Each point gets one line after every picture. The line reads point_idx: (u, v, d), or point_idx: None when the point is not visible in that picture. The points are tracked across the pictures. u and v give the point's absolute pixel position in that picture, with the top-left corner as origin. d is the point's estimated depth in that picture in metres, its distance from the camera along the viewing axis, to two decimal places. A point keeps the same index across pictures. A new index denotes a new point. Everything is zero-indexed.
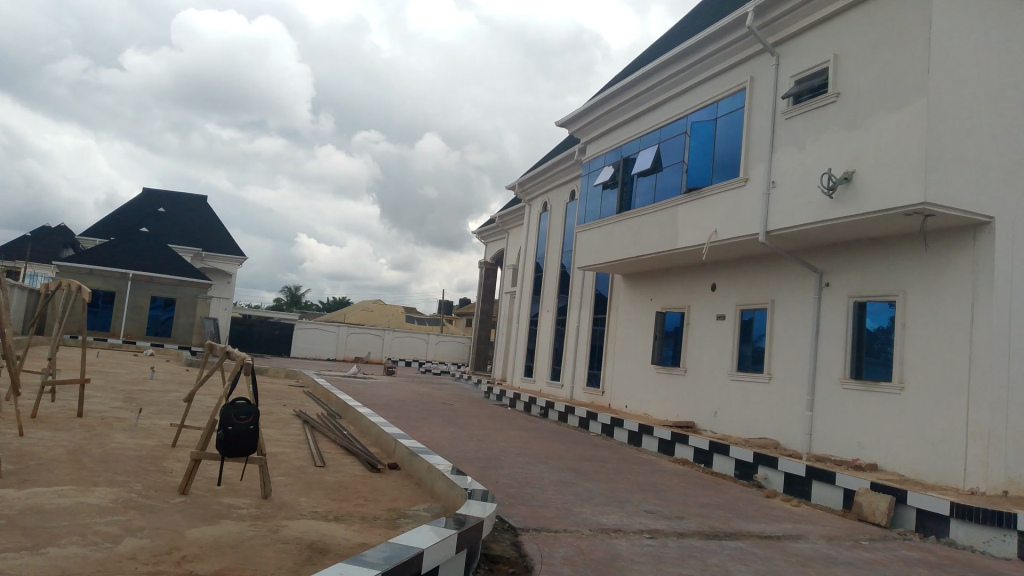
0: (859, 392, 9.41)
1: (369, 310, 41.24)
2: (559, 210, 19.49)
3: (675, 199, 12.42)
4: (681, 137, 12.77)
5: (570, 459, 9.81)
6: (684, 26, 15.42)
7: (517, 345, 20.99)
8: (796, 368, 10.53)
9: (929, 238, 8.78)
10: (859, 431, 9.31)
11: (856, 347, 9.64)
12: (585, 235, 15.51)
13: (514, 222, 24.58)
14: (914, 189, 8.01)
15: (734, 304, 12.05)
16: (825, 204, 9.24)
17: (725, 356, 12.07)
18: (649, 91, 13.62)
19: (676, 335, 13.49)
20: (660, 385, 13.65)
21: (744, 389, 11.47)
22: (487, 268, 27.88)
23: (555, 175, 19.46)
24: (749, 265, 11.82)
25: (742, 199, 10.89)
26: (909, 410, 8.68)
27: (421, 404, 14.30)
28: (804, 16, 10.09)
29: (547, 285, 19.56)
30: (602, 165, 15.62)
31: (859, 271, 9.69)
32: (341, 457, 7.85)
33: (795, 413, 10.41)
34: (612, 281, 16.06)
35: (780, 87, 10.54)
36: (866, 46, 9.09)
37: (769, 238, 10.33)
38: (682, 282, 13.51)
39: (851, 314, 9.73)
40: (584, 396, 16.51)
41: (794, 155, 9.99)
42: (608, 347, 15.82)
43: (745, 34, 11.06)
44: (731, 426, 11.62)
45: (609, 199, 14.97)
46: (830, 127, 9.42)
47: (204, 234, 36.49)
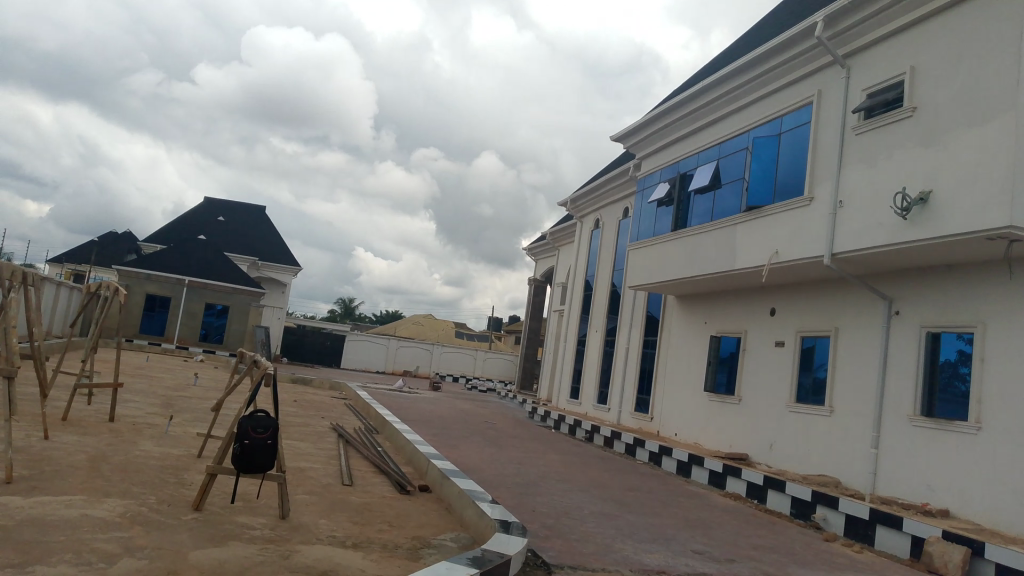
0: (930, 430, 8.67)
1: (419, 323, 41.16)
2: (612, 227, 18.99)
3: (734, 218, 11.84)
4: (741, 154, 12.20)
5: (613, 488, 9.28)
6: (750, 38, 14.86)
7: (564, 365, 20.48)
8: (860, 402, 9.81)
9: (1015, 265, 8.06)
10: (930, 474, 8.57)
11: (929, 381, 8.91)
12: (638, 254, 14.98)
13: (566, 239, 24.12)
14: (998, 211, 7.34)
15: (795, 331, 11.37)
16: (898, 226, 8.59)
17: (783, 385, 11.38)
18: (710, 106, 13.09)
19: (731, 361, 12.84)
20: (712, 414, 12.99)
21: (803, 422, 10.78)
22: (537, 285, 27.50)
23: (609, 191, 18.97)
24: (812, 289, 11.14)
25: (806, 220, 10.26)
26: (988, 453, 7.93)
27: (462, 422, 13.91)
28: (879, 25, 9.48)
29: (598, 304, 19.03)
30: (657, 182, 15.10)
31: (933, 299, 8.99)
32: (371, 476, 7.49)
33: (859, 450, 9.69)
34: (665, 302, 15.48)
35: (850, 102, 9.92)
36: (948, 57, 8.45)
37: (835, 262, 9.68)
38: (739, 305, 12.88)
39: (924, 345, 9.02)
40: (632, 420, 15.90)
41: (865, 174, 9.36)
42: (659, 371, 15.21)
43: (814, 45, 10.48)
44: (788, 461, 10.91)
45: (664, 217, 14.43)
46: (905, 143, 8.78)
47: (260, 244, 36.96)
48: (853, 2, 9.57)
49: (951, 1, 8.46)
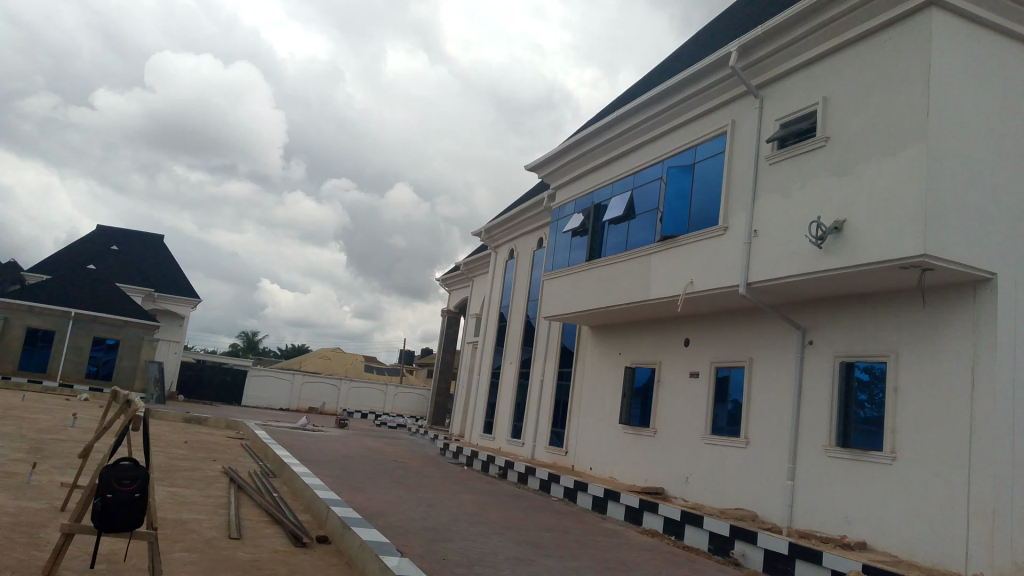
0: (846, 462, 8.58)
1: (327, 357, 39.86)
2: (527, 258, 18.74)
3: (649, 248, 11.70)
4: (656, 183, 12.12)
5: (528, 529, 8.78)
6: (663, 70, 15.03)
7: (477, 399, 19.94)
8: (775, 434, 9.69)
9: (927, 294, 8.12)
10: (846, 505, 8.45)
11: (843, 411, 8.84)
12: (552, 285, 14.70)
13: (479, 270, 23.76)
14: (911, 239, 7.40)
15: (709, 361, 11.25)
16: (813, 254, 8.55)
17: (699, 417, 11.19)
18: (624, 135, 13.03)
19: (645, 392, 12.62)
20: (627, 447, 12.71)
21: (718, 454, 10.59)
22: (450, 316, 26.98)
23: (523, 221, 18.75)
24: (727, 320, 11.06)
25: (720, 249, 10.19)
26: (903, 483, 7.86)
27: (369, 461, 13.15)
28: (791, 56, 9.59)
29: (511, 336, 18.65)
30: (572, 212, 14.93)
31: (846, 329, 8.99)
32: (263, 527, 6.77)
33: (775, 482, 9.52)
34: (579, 334, 15.22)
35: (763, 132, 9.95)
36: (858, 88, 8.57)
37: (750, 291, 9.59)
38: (653, 335, 12.73)
39: (838, 375, 8.97)
40: (546, 455, 15.48)
41: (779, 203, 9.34)
42: (574, 404, 14.88)
43: (728, 75, 10.52)
44: (704, 495, 10.67)
45: (579, 246, 14.23)
46: (818, 173, 8.81)
47: (157, 275, 35.08)
48: (766, 33, 9.64)
49: (860, 34, 8.60)
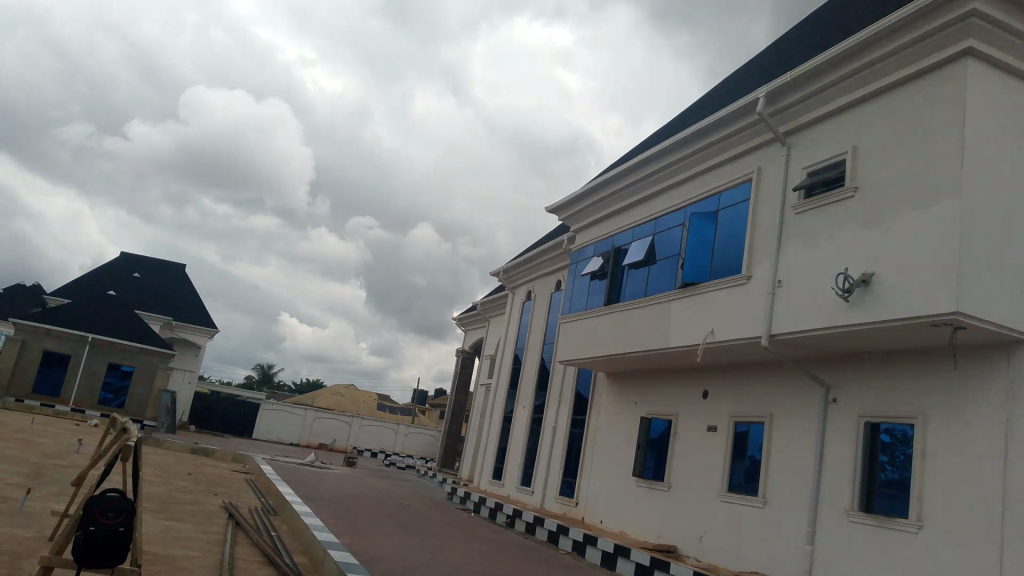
0: (868, 528, 8.17)
1: (341, 393, 39.61)
2: (544, 300, 18.54)
3: (669, 294, 11.46)
4: (678, 229, 11.93)
5: None
6: (688, 117, 14.96)
7: (488, 443, 19.58)
8: (795, 494, 9.31)
9: (959, 354, 7.81)
10: (867, 573, 8.03)
11: (867, 475, 8.46)
12: (569, 328, 14.46)
13: (496, 311, 23.57)
14: (943, 296, 7.13)
15: (728, 414, 10.91)
16: (839, 308, 8.29)
17: (715, 473, 10.81)
18: (647, 179, 12.89)
19: (661, 444, 12.27)
20: (640, 500, 12.31)
21: (734, 512, 10.19)
22: (465, 356, 26.76)
23: (542, 263, 18.59)
24: (747, 372, 10.75)
25: (743, 299, 9.94)
26: (929, 553, 7.47)
27: (374, 503, 12.84)
28: (820, 104, 9.44)
29: (526, 379, 18.36)
30: (591, 255, 14.75)
31: (873, 388, 8.67)
32: (256, 567, 6.53)
33: (793, 546, 9.10)
34: (594, 380, 14.92)
35: (790, 180, 9.77)
36: (890, 139, 8.38)
37: (773, 343, 9.31)
38: (671, 385, 12.42)
39: (862, 435, 8.62)
40: (556, 505, 15.06)
41: (804, 254, 9.11)
42: (586, 453, 14.51)
43: (755, 121, 10.38)
44: (718, 555, 10.24)
45: (597, 290, 14.01)
46: (846, 224, 8.59)
47: (177, 304, 35.24)
48: (795, 79, 9.52)
49: (893, 84, 8.45)
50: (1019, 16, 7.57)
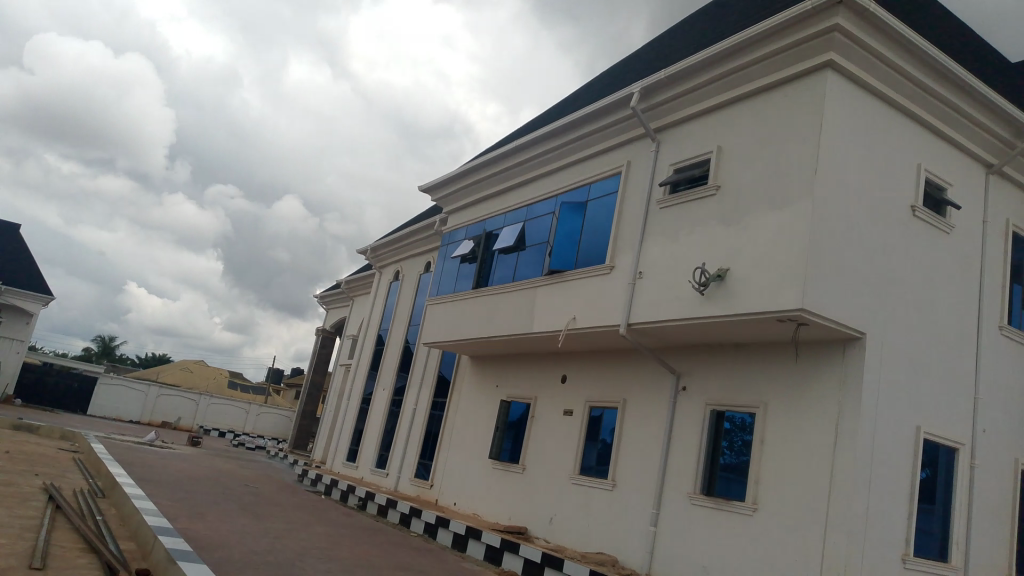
0: (708, 509, 8.52)
1: (189, 369, 37.57)
2: (412, 281, 18.25)
3: (535, 281, 11.50)
4: (548, 217, 11.98)
5: (382, 567, 8.18)
6: (565, 107, 15.08)
7: (344, 424, 19.10)
8: (642, 478, 9.59)
9: (799, 348, 8.26)
10: (704, 554, 8.37)
11: (710, 459, 8.83)
12: (435, 311, 14.26)
13: (361, 290, 23.01)
14: (790, 293, 7.50)
15: (584, 400, 11.09)
16: (694, 300, 8.56)
17: (568, 456, 10.97)
18: (521, 165, 12.87)
19: (518, 427, 12.35)
20: (494, 483, 12.35)
21: (584, 495, 10.39)
22: (325, 336, 26.05)
23: (412, 243, 18.28)
24: (605, 360, 10.96)
25: (605, 288, 10.10)
26: (762, 535, 7.88)
27: (217, 484, 12.17)
28: (691, 103, 9.68)
29: (387, 360, 18.04)
30: (462, 238, 14.60)
31: (720, 378, 9.04)
32: (75, 555, 5.97)
33: (637, 528, 9.38)
34: (457, 364, 14.82)
35: (656, 175, 10.00)
36: (751, 142, 8.73)
37: (630, 332, 9.52)
38: (531, 370, 12.52)
39: (708, 422, 8.99)
40: (410, 487, 14.88)
41: (665, 247, 9.36)
42: (444, 435, 14.40)
43: (628, 115, 10.52)
44: (566, 537, 10.43)
45: (466, 274, 13.89)
46: (707, 220, 8.88)
47: (5, 267, 32.17)
48: (669, 77, 9.69)
49: (759, 89, 8.79)
50: (875, 34, 8.05)
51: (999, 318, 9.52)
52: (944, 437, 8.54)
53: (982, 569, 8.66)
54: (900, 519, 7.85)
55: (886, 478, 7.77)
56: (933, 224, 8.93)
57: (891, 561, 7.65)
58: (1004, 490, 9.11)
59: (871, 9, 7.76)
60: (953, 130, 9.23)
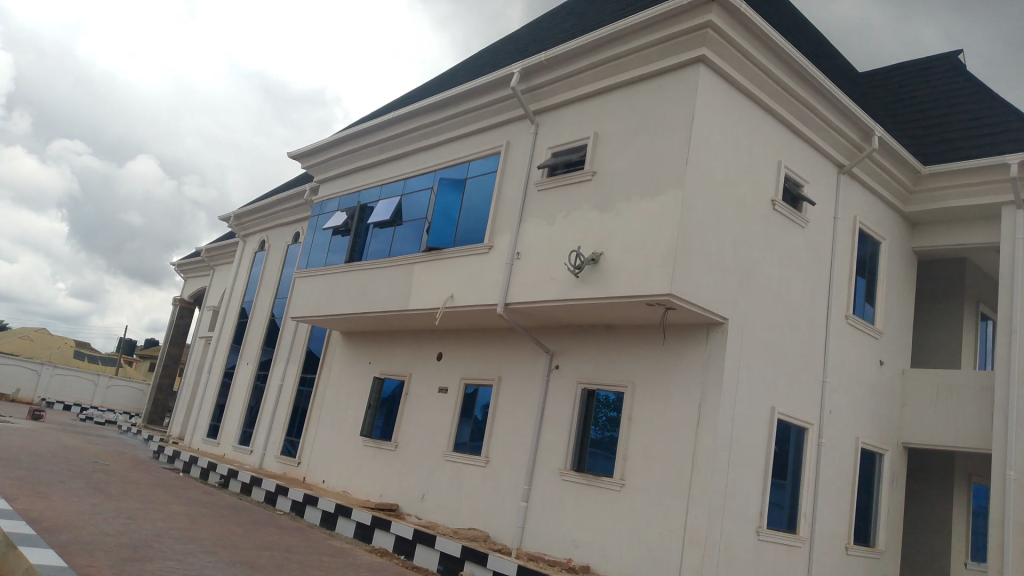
0: (577, 485, 8.76)
1: (27, 339, 34.62)
2: (279, 252, 17.59)
3: (412, 257, 11.36)
4: (425, 193, 11.82)
5: (245, 548, 7.88)
6: (444, 81, 14.91)
7: (204, 399, 18.25)
8: (514, 455, 9.72)
9: (668, 331, 8.60)
10: (573, 529, 8.60)
11: (580, 436, 9.06)
12: (305, 284, 13.81)
13: (223, 258, 21.97)
14: (661, 278, 7.79)
15: (458, 377, 11.11)
16: (570, 282, 8.72)
17: (441, 433, 10.97)
18: (398, 139, 12.61)
19: (390, 404, 12.21)
20: (365, 460, 12.17)
21: (457, 472, 10.42)
22: (184, 306, 24.73)
23: (280, 212, 17.61)
24: (479, 338, 11.00)
25: (483, 267, 10.12)
26: (628, 509, 8.19)
27: (61, 463, 11.32)
28: (570, 88, 9.78)
29: (252, 333, 17.35)
30: (335, 210, 14.17)
31: (591, 357, 9.28)
32: None
33: (509, 505, 9.52)
34: (328, 339, 14.45)
35: (535, 157, 10.07)
36: (628, 129, 8.94)
37: (507, 311, 9.58)
38: (405, 347, 12.40)
39: (579, 400, 9.20)
40: (275, 465, 14.44)
41: (543, 229, 9.46)
42: (312, 411, 14.04)
43: (508, 95, 10.50)
44: (438, 513, 10.44)
45: (339, 247, 13.52)
46: (584, 205, 9.04)
47: None
48: (549, 61, 9.72)
49: (636, 78, 9.00)
50: (743, 32, 8.42)
51: (845, 308, 10.27)
52: (795, 417, 9.16)
53: (824, 539, 9.39)
54: (755, 493, 8.38)
55: (743, 454, 8.25)
56: (790, 219, 9.50)
57: (746, 533, 8.16)
58: (845, 466, 9.91)
59: (740, 8, 8.10)
60: (810, 130, 9.82)
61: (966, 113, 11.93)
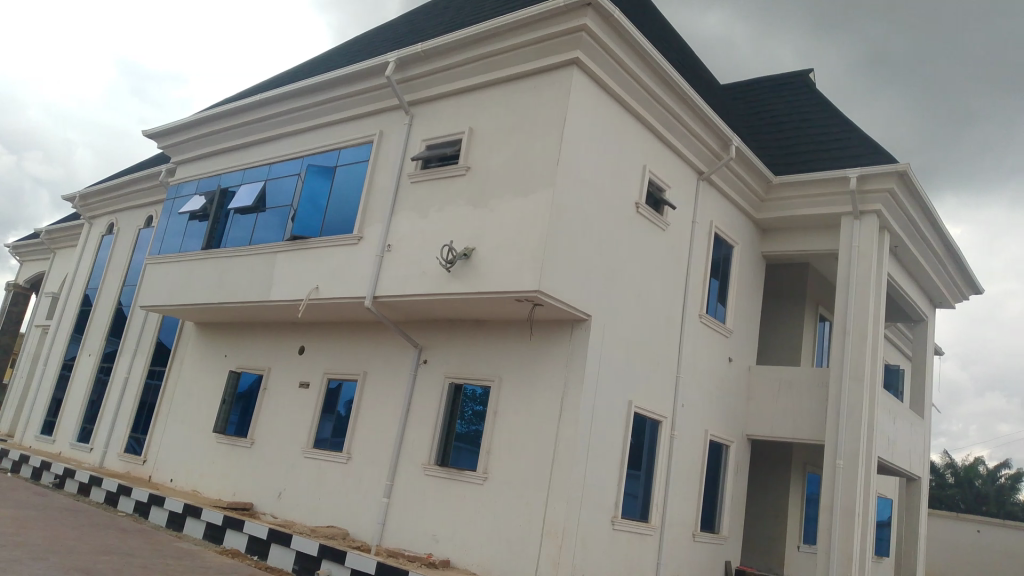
0: (440, 479, 8.72)
1: None
2: (129, 236, 16.48)
3: (275, 246, 10.93)
4: (291, 180, 11.40)
5: (82, 553, 7.32)
6: (315, 66, 14.44)
7: (38, 393, 16.85)
8: (377, 450, 9.55)
9: (535, 327, 8.71)
10: (434, 524, 8.56)
11: (445, 431, 9.02)
12: (157, 271, 13.00)
13: (66, 241, 20.35)
14: (530, 275, 7.89)
15: (321, 371, 10.80)
16: (441, 277, 8.66)
17: (301, 428, 10.63)
18: (263, 122, 12.09)
19: (247, 398, 11.70)
20: (218, 457, 11.61)
21: (317, 469, 10.13)
22: (18, 292, 22.73)
23: (132, 194, 16.52)
24: (344, 331, 10.74)
25: (350, 259, 9.88)
26: (490, 503, 8.24)
27: None
28: (446, 81, 9.69)
29: (95, 323, 16.17)
30: (192, 193, 13.41)
31: (458, 352, 9.25)
32: None
33: (369, 501, 9.35)
34: (180, 330, 13.68)
35: (408, 150, 9.94)
36: (502, 126, 8.98)
37: (375, 304, 9.40)
38: (265, 339, 11.92)
39: (445, 394, 9.16)
40: (118, 464, 13.54)
41: (414, 222, 9.34)
42: (160, 406, 13.24)
43: (381, 85, 10.30)
44: (296, 511, 10.12)
45: (195, 233, 12.81)
46: (456, 199, 9.01)
47: None
48: (424, 52, 9.58)
49: (510, 76, 9.04)
50: (615, 37, 8.63)
51: (699, 307, 10.75)
52: (651, 410, 9.51)
53: (674, 527, 9.82)
54: (611, 485, 8.63)
55: (602, 447, 8.48)
56: (652, 222, 9.83)
57: (601, 523, 8.40)
58: (695, 458, 10.40)
59: (613, 14, 8.32)
60: (674, 137, 10.22)
61: (813, 129, 12.81)
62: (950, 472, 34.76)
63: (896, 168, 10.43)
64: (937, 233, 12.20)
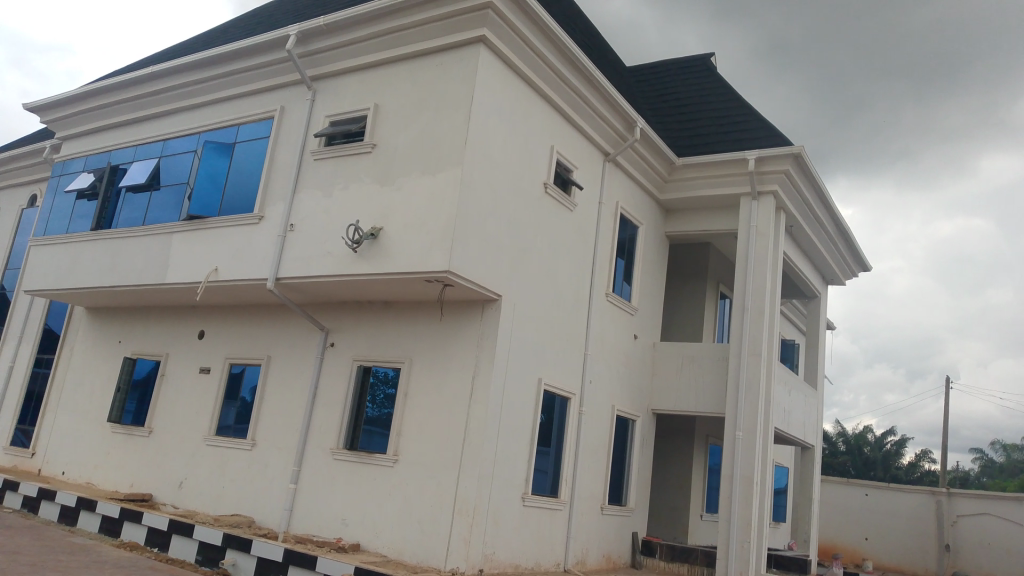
0: (349, 463, 8.62)
1: None
2: (10, 216, 15.47)
3: (171, 227, 10.49)
4: (187, 156, 10.94)
5: None
6: (211, 38, 13.84)
7: None
8: (283, 435, 9.35)
9: (445, 307, 8.68)
10: (344, 508, 8.46)
11: (354, 414, 8.90)
12: (42, 253, 12.27)
13: None
14: (438, 255, 7.85)
15: (222, 356, 10.46)
16: (347, 257, 8.50)
17: (202, 415, 10.29)
18: (156, 96, 11.52)
19: (144, 386, 11.22)
20: (113, 448, 11.11)
21: (220, 457, 9.83)
22: None
23: (12, 171, 15.48)
24: (247, 314, 10.43)
25: (251, 239, 9.58)
26: (400, 485, 8.20)
27: None
28: (349, 56, 9.47)
29: None
30: (79, 170, 12.69)
31: (366, 333, 9.14)
32: None
33: (276, 488, 9.15)
34: (69, 315, 12.97)
35: (311, 126, 9.68)
36: (408, 104, 8.86)
37: (279, 286, 9.16)
38: (162, 324, 11.44)
39: (354, 377, 9.03)
40: (3, 458, 12.77)
41: (318, 201, 9.13)
42: (48, 396, 12.54)
43: (283, 58, 9.97)
44: (198, 501, 9.82)
45: (83, 212, 12.14)
46: (361, 178, 8.84)
47: None
48: (327, 26, 9.32)
49: (416, 52, 8.91)
50: (521, 16, 8.63)
51: (606, 286, 10.94)
52: (560, 388, 9.64)
53: (582, 501, 10.02)
54: (521, 462, 8.72)
55: (512, 426, 8.56)
56: (559, 202, 9.91)
57: (512, 500, 8.49)
58: (602, 433, 10.62)
59: None
60: (581, 117, 10.32)
61: (713, 112, 13.19)
62: (842, 441, 36.70)
63: (791, 151, 10.88)
64: (829, 214, 12.80)
